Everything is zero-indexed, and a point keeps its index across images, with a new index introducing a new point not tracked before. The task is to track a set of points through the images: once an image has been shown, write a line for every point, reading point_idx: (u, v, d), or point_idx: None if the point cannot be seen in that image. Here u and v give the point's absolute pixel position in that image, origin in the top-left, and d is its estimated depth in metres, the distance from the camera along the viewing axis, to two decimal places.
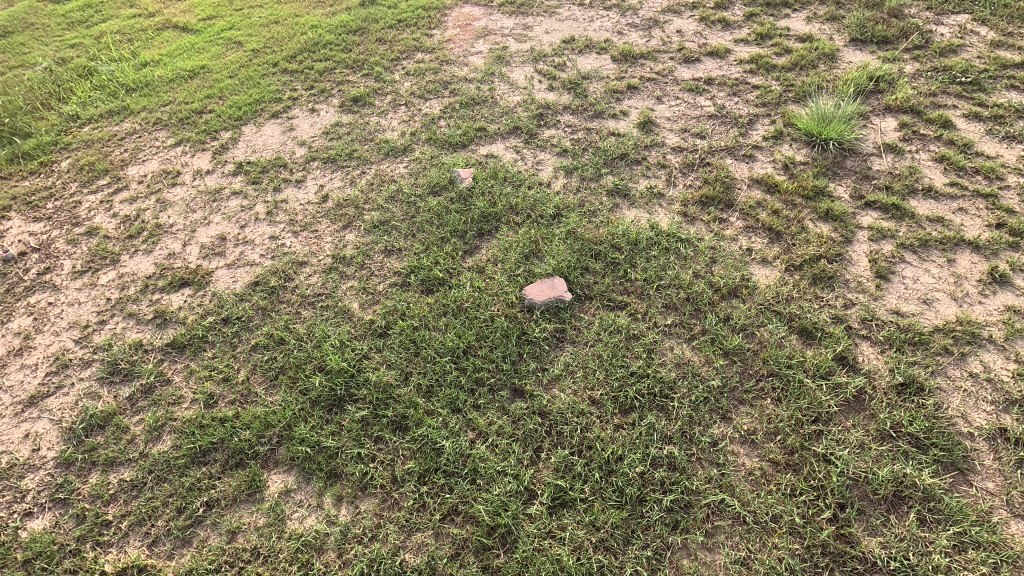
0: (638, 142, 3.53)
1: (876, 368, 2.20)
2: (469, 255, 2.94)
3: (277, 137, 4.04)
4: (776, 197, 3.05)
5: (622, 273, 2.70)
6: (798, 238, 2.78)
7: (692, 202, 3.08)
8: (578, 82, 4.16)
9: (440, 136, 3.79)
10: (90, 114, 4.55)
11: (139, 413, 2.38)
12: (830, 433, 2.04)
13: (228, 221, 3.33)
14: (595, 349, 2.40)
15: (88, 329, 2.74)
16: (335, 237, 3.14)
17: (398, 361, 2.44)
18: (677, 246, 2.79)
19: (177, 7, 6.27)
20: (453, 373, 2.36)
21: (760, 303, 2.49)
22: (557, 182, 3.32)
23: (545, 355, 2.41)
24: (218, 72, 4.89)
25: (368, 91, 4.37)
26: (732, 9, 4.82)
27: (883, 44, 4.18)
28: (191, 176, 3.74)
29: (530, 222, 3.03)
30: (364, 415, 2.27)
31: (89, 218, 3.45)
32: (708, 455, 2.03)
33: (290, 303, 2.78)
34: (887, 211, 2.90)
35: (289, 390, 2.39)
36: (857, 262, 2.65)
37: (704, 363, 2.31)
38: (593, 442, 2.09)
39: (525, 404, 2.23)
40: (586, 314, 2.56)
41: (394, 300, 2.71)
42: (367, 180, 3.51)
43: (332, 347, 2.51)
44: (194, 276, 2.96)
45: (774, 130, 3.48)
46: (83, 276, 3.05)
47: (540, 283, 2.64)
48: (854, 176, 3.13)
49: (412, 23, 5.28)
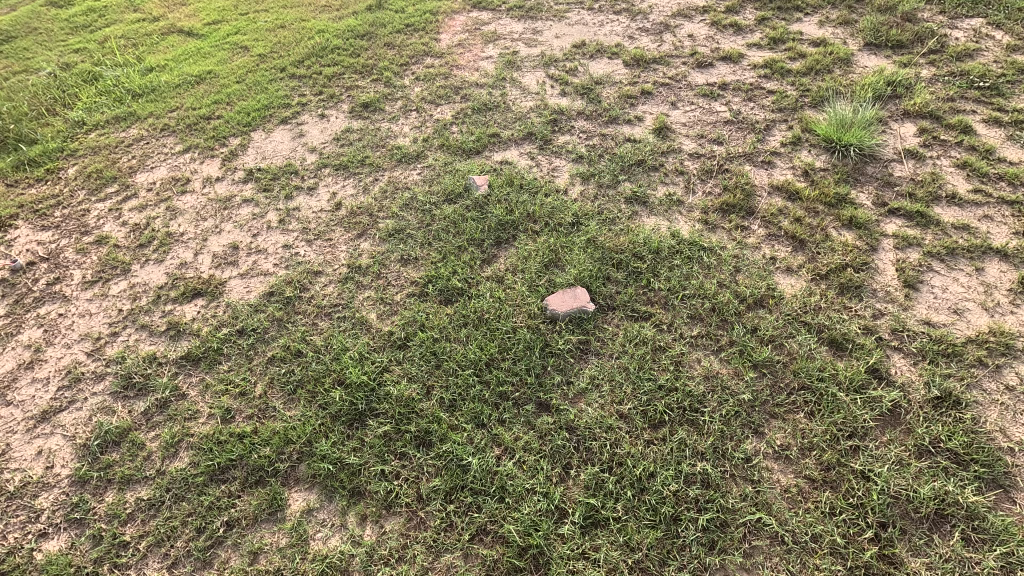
0: (654, 148, 3.49)
1: (909, 381, 2.16)
2: (487, 264, 2.88)
3: (287, 143, 4.00)
4: (798, 205, 3.01)
5: (645, 283, 2.65)
6: (822, 247, 2.74)
7: (713, 209, 3.04)
8: (590, 88, 4.12)
9: (453, 142, 3.74)
10: (96, 120, 4.50)
11: (155, 429, 2.32)
12: (867, 448, 1.98)
13: (240, 230, 3.28)
14: (620, 361, 2.35)
15: (101, 341, 2.68)
16: (349, 246, 3.09)
17: (419, 374, 2.39)
18: (700, 255, 2.75)
19: (181, 11, 6.22)
20: (476, 387, 2.31)
21: (788, 313, 2.45)
22: (574, 189, 3.27)
23: (570, 368, 2.35)
24: (226, 77, 4.86)
25: (378, 97, 4.33)
26: (744, 13, 4.79)
27: (898, 48, 4.16)
28: (201, 183, 3.69)
29: (548, 231, 2.99)
30: (386, 431, 2.22)
31: (98, 227, 3.40)
32: (742, 471, 1.98)
33: (306, 314, 2.72)
34: (911, 218, 2.86)
35: (308, 405, 2.34)
36: (884, 270, 2.60)
37: (733, 376, 2.26)
38: (624, 459, 2.04)
39: (552, 419, 2.18)
40: (610, 325, 2.51)
41: (413, 311, 2.67)
42: (380, 188, 3.47)
43: (351, 360, 2.47)
44: (208, 286, 2.90)
45: (792, 136, 3.45)
46: (93, 286, 2.99)
47: (562, 294, 2.59)
48: (876, 182, 3.09)
49: (419, 28, 5.25)
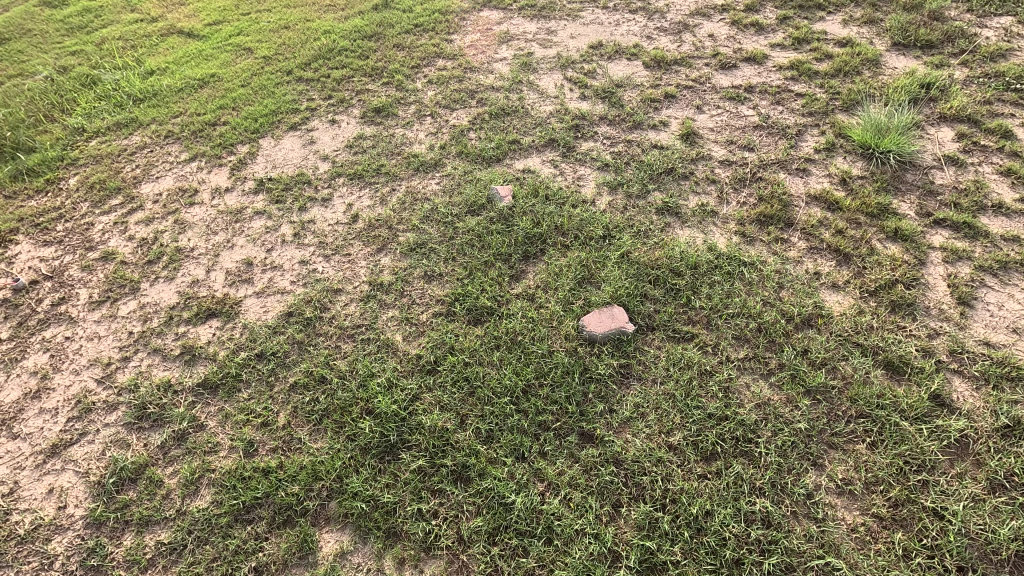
0: (683, 155, 3.36)
1: (975, 408, 2.04)
2: (515, 281, 2.76)
3: (298, 151, 3.85)
4: (838, 215, 2.89)
5: (684, 301, 2.53)
6: (868, 260, 2.62)
7: (749, 220, 2.91)
8: (611, 91, 3.98)
9: (471, 150, 3.60)
10: (96, 127, 4.34)
11: (173, 464, 2.18)
12: (937, 483, 1.87)
13: (253, 244, 3.13)
14: (666, 388, 2.23)
15: (111, 367, 2.54)
16: (369, 261, 2.95)
17: (452, 403, 2.26)
18: (741, 270, 2.63)
19: (179, 11, 6.03)
20: (514, 416, 2.18)
21: (839, 334, 2.33)
22: (602, 199, 3.14)
23: (613, 395, 2.23)
24: (230, 81, 4.70)
25: (390, 101, 4.18)
26: (765, 12, 4.65)
27: (927, 48, 4.03)
28: (210, 194, 3.54)
29: (579, 245, 2.86)
30: (421, 465, 2.09)
31: (103, 242, 3.25)
32: (805, 509, 1.87)
33: (327, 336, 2.59)
34: (958, 229, 2.74)
35: (336, 436, 2.21)
36: (935, 286, 2.49)
37: (786, 403, 2.14)
38: (677, 496, 1.92)
39: (598, 452, 2.06)
40: (651, 347, 2.39)
41: (440, 332, 2.54)
42: (398, 199, 3.33)
43: (379, 387, 2.33)
44: (222, 306, 2.77)
45: (826, 142, 3.32)
46: (101, 306, 2.85)
47: (599, 313, 2.47)
48: (917, 191, 2.97)
49: (429, 28, 5.09)
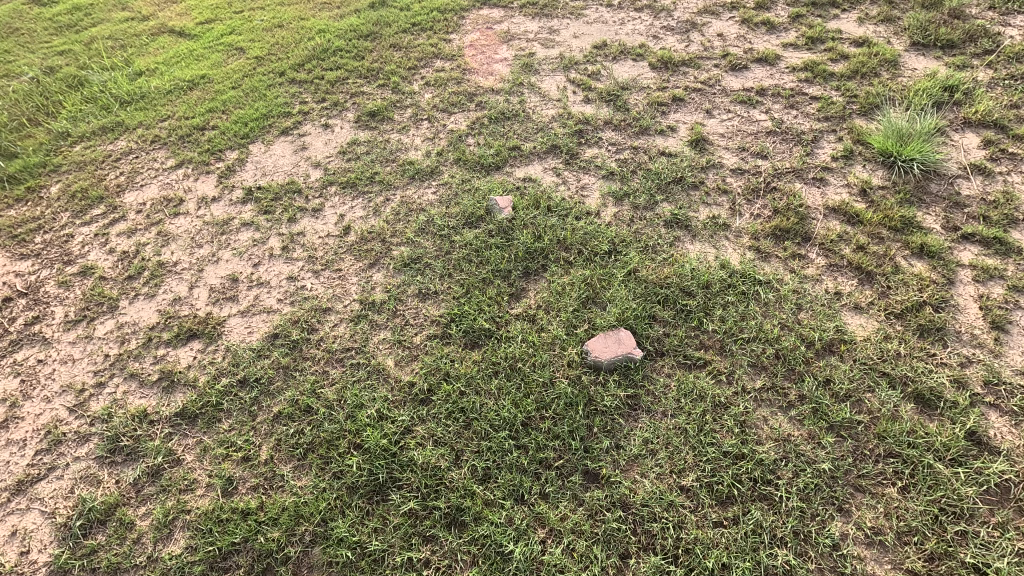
0: (692, 163, 3.18)
1: (1016, 448, 1.87)
2: (515, 300, 2.59)
3: (289, 157, 3.68)
4: (859, 229, 2.71)
5: (696, 324, 2.37)
6: (893, 279, 2.44)
7: (764, 234, 2.74)
8: (616, 93, 3.80)
9: (470, 156, 3.43)
10: (81, 131, 4.18)
11: (145, 504, 2.03)
12: (976, 535, 1.70)
13: (239, 258, 2.97)
14: (677, 422, 2.06)
15: (85, 394, 2.38)
16: (361, 277, 2.79)
17: (446, 437, 2.10)
18: (757, 290, 2.46)
19: (171, 10, 5.86)
20: (513, 453, 2.03)
21: (863, 362, 2.15)
22: (607, 210, 2.97)
23: (619, 429, 2.07)
24: (221, 83, 4.53)
25: (385, 104, 4.01)
26: (776, 10, 4.46)
27: (948, 48, 3.84)
28: (196, 203, 3.37)
29: (583, 260, 2.69)
30: (412, 508, 1.93)
31: (83, 255, 3.09)
32: (830, 562, 1.71)
33: (315, 361, 2.43)
34: (988, 245, 2.56)
35: (321, 473, 2.05)
36: (966, 308, 2.31)
37: (808, 440, 1.98)
38: (691, 545, 1.77)
39: (604, 494, 1.90)
40: (660, 375, 2.22)
41: (435, 357, 2.38)
42: (393, 209, 3.16)
43: (368, 419, 2.17)
44: (205, 327, 2.61)
45: (843, 149, 3.14)
46: (77, 326, 2.69)
47: (604, 337, 2.30)
48: (943, 203, 2.79)
49: (427, 27, 4.91)
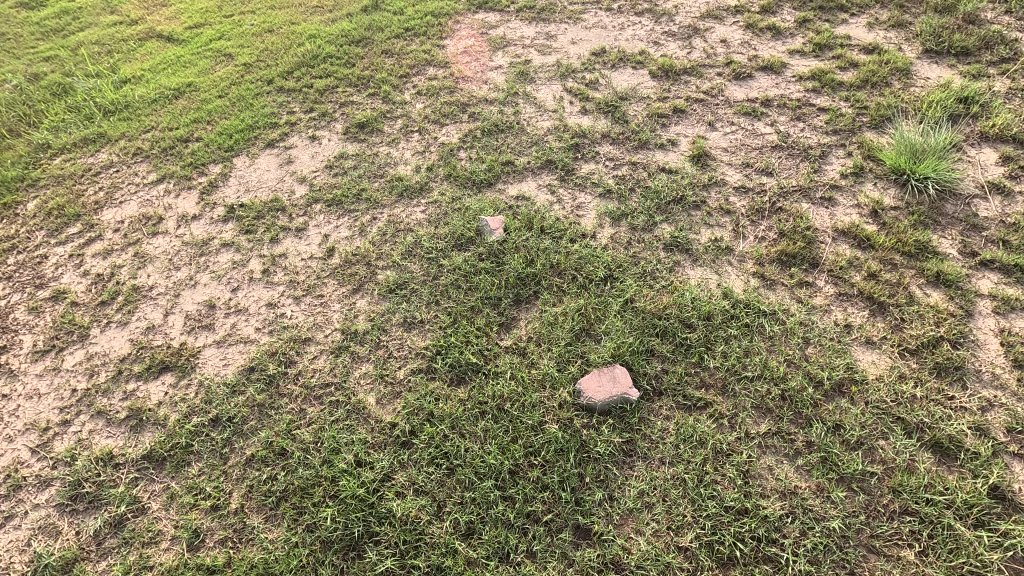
0: (693, 181, 3.03)
1: None
2: (505, 330, 2.45)
3: (274, 172, 3.54)
4: (870, 254, 2.56)
5: (696, 360, 2.22)
6: (908, 311, 2.28)
7: (769, 259, 2.59)
8: (615, 104, 3.64)
9: (461, 172, 3.28)
10: (62, 143, 4.05)
11: (106, 559, 1.91)
12: None
13: (217, 283, 2.84)
14: (675, 471, 1.92)
15: (48, 433, 2.26)
16: (343, 304, 2.65)
17: (427, 486, 1.97)
18: (761, 322, 2.31)
19: (160, 13, 5.71)
20: (498, 505, 1.89)
21: (876, 406, 2.01)
22: (603, 232, 2.82)
23: (613, 479, 1.93)
24: (207, 91, 4.39)
25: (375, 115, 3.86)
26: (782, 14, 4.28)
27: (963, 56, 3.66)
28: (175, 221, 3.24)
29: (577, 288, 2.55)
30: (389, 566, 1.80)
31: (56, 278, 2.96)
32: None
33: (292, 397, 2.29)
34: (1008, 272, 2.41)
35: (294, 526, 1.93)
36: (987, 344, 2.15)
37: (816, 493, 1.83)
38: None
39: (595, 553, 1.77)
40: (658, 417, 2.08)
41: (418, 394, 2.24)
42: (379, 229, 3.02)
43: (345, 465, 2.04)
44: (178, 358, 2.47)
45: (853, 165, 2.98)
46: (45, 356, 2.57)
47: (598, 375, 2.15)
48: (960, 225, 2.63)
49: (420, 32, 4.75)
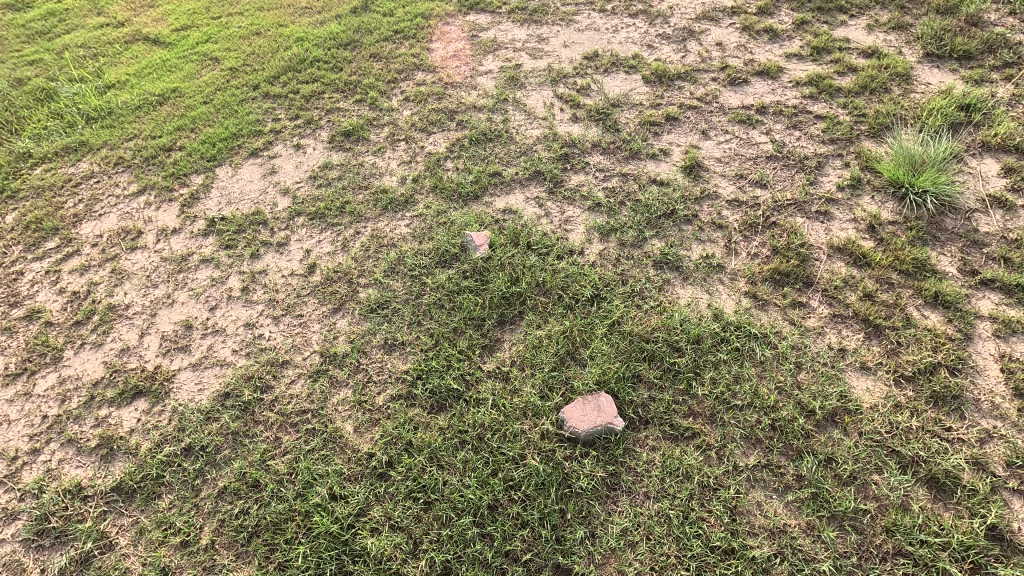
0: (685, 193, 2.94)
1: None
2: (488, 353, 2.37)
3: (257, 182, 3.46)
4: (866, 272, 2.47)
5: (684, 387, 2.14)
6: (905, 335, 2.20)
7: (762, 278, 2.50)
8: (606, 111, 3.55)
9: (447, 184, 3.19)
10: (43, 151, 3.96)
11: None
12: None
13: (195, 301, 2.76)
14: (660, 507, 1.86)
15: (17, 463, 2.19)
16: (323, 325, 2.57)
17: (403, 522, 1.90)
18: (752, 346, 2.23)
19: (147, 15, 5.61)
20: (476, 543, 1.83)
21: (869, 438, 1.93)
22: (591, 248, 2.74)
23: (596, 515, 1.86)
24: (192, 97, 4.29)
25: (361, 123, 3.77)
26: (780, 15, 4.17)
27: (965, 60, 3.55)
28: (155, 236, 3.16)
29: (563, 308, 2.47)
30: None
31: (31, 296, 2.89)
32: None
33: (267, 425, 2.22)
34: (1009, 292, 2.32)
35: (265, 564, 1.87)
36: (986, 370, 2.07)
37: (807, 532, 1.76)
38: None
39: None
40: (644, 448, 2.01)
41: (397, 422, 2.16)
42: (362, 244, 2.93)
43: (319, 500, 1.98)
44: (152, 383, 2.40)
45: (850, 177, 2.89)
46: (16, 380, 2.50)
47: (582, 403, 2.07)
48: (960, 241, 2.54)
49: (410, 35, 4.65)
